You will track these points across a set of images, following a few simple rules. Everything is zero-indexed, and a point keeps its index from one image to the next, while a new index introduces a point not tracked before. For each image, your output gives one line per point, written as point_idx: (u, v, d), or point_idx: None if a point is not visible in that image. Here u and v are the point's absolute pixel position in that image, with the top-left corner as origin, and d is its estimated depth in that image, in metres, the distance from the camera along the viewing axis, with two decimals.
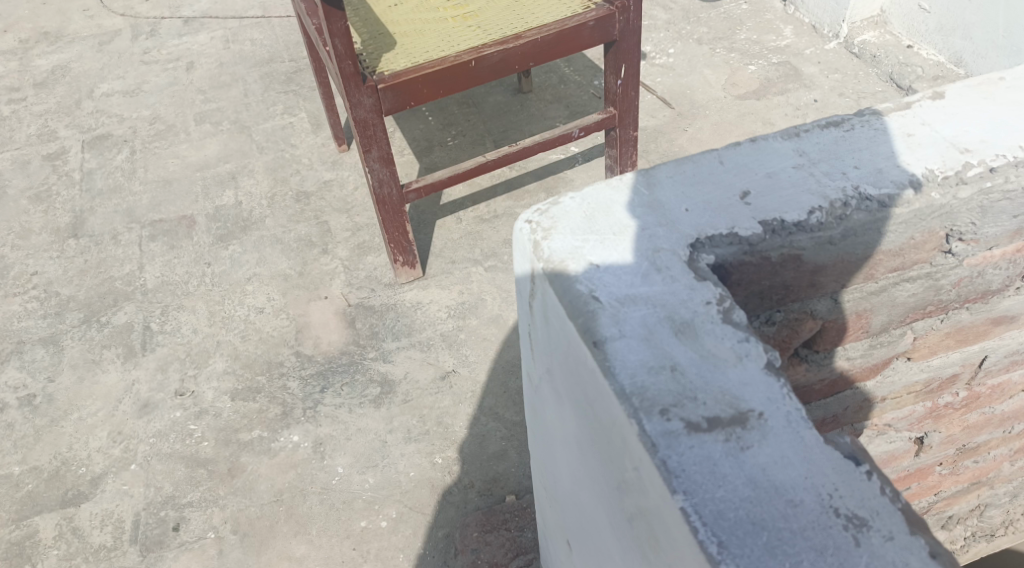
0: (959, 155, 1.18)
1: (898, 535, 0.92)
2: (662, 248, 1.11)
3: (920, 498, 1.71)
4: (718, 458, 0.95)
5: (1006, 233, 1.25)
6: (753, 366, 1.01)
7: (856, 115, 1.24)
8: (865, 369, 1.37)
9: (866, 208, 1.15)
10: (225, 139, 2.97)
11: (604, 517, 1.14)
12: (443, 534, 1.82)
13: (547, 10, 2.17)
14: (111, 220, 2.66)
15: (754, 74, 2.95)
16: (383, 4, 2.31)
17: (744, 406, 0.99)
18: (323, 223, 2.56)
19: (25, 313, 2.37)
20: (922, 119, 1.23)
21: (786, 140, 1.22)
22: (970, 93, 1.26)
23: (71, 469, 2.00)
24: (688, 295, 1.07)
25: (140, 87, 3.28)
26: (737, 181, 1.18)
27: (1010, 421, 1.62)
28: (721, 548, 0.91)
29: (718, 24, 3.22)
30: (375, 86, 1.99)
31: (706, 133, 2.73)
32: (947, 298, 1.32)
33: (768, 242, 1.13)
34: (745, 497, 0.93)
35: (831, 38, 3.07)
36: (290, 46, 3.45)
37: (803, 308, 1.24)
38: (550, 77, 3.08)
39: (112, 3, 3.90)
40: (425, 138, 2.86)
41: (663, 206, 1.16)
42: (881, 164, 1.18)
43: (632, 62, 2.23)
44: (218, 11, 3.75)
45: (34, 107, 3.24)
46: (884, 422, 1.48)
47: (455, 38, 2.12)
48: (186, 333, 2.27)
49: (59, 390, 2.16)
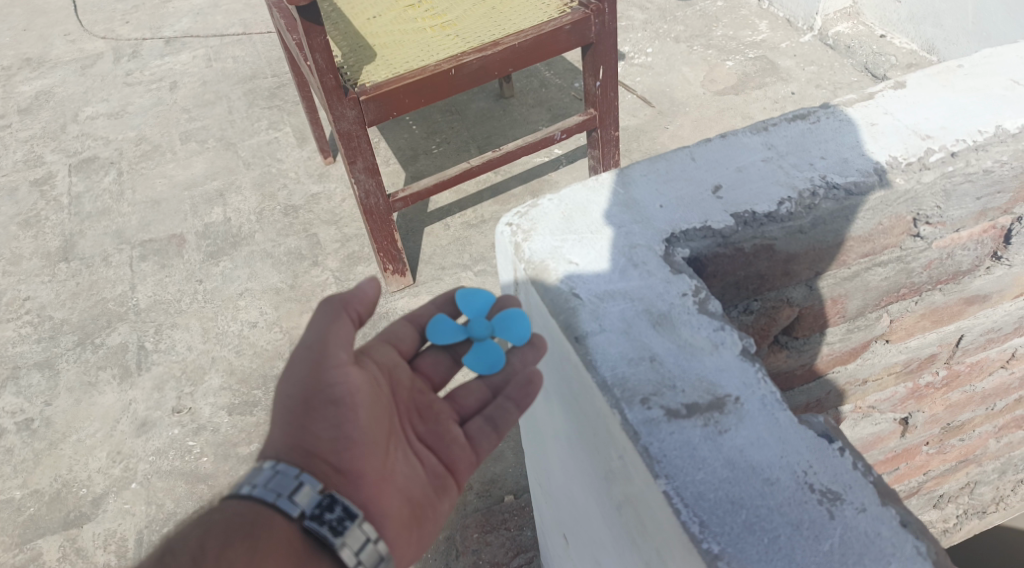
0: (921, 141, 1.23)
1: (869, 506, 0.96)
2: (638, 245, 1.15)
3: (909, 478, 1.75)
4: (697, 442, 0.99)
5: (971, 215, 1.30)
6: (728, 353, 1.05)
7: (820, 107, 1.28)
8: (845, 353, 1.40)
9: (833, 197, 1.19)
10: (212, 157, 3.00)
11: (596, 508, 1.17)
12: (444, 536, 1.87)
13: (523, 16, 2.21)
14: (101, 242, 2.69)
15: (732, 69, 2.99)
16: (362, 17, 2.34)
17: (720, 392, 1.03)
18: (313, 236, 2.60)
19: (19, 338, 2.40)
20: (884, 108, 1.28)
21: (755, 135, 1.26)
22: (930, 81, 1.31)
23: (72, 490, 2.02)
24: (665, 288, 1.11)
25: (125, 109, 3.31)
26: (709, 176, 1.22)
27: (992, 398, 1.66)
28: (702, 527, 0.95)
29: (694, 22, 3.27)
30: (357, 99, 2.03)
31: (687, 129, 2.77)
32: (920, 281, 1.35)
33: (740, 234, 1.17)
34: (724, 478, 0.97)
35: (806, 31, 3.12)
36: (272, 62, 3.48)
37: (780, 296, 1.28)
38: (531, 81, 3.12)
39: (93, 27, 3.93)
40: (410, 146, 2.90)
41: (639, 203, 1.20)
42: (846, 154, 1.23)
43: (609, 64, 2.27)
44: (199, 30, 3.78)
45: (20, 133, 3.26)
46: (867, 404, 1.52)
47: (434, 48, 2.15)
48: (181, 350, 2.30)
49: (57, 413, 2.19)
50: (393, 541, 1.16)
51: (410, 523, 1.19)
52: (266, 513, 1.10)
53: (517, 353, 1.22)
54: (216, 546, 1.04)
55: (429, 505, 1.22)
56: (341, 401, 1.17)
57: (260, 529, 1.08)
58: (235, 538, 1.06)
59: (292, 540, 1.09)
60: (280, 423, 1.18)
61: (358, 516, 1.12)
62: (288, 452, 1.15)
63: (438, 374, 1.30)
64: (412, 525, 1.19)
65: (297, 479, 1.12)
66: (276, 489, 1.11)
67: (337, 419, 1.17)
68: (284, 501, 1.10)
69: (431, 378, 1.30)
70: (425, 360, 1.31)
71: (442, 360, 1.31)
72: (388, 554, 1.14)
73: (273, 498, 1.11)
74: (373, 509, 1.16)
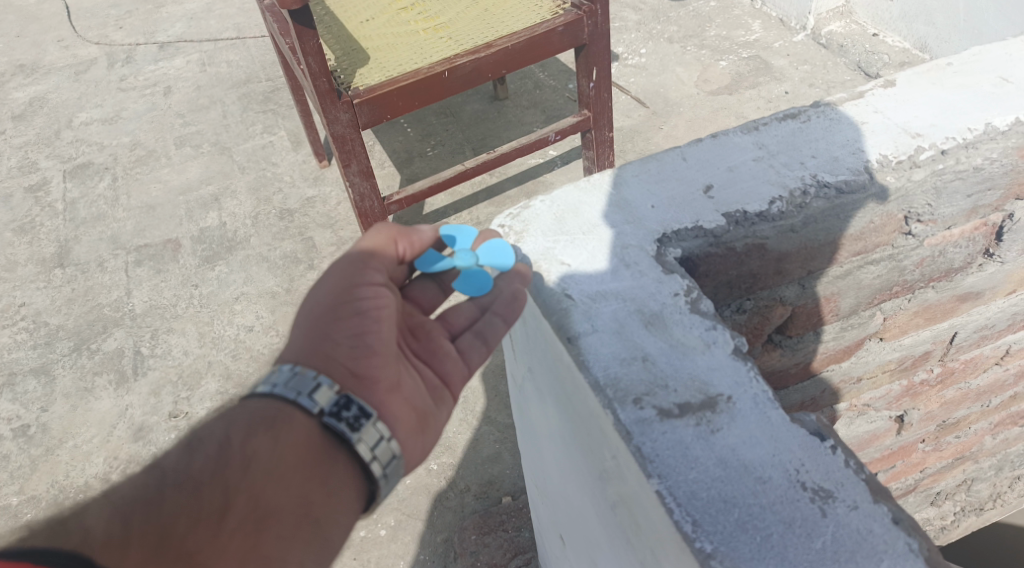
0: (911, 139, 1.24)
1: (861, 504, 0.96)
2: (630, 245, 1.15)
3: (905, 476, 1.75)
4: (689, 442, 1.00)
5: (962, 213, 1.30)
6: (720, 353, 1.06)
7: (811, 106, 1.29)
8: (839, 351, 1.41)
9: (824, 195, 1.19)
10: (207, 162, 3.00)
11: (591, 508, 1.17)
12: (442, 538, 1.87)
13: (516, 17, 2.22)
14: (97, 248, 2.69)
15: (726, 69, 2.99)
16: (355, 20, 2.34)
17: (713, 391, 1.03)
18: (308, 240, 2.60)
19: (15, 345, 2.40)
20: (874, 107, 1.28)
21: (746, 134, 1.26)
22: (919, 79, 1.31)
23: (68, 496, 2.02)
24: (657, 288, 1.11)
25: (119, 114, 3.30)
26: (700, 175, 1.22)
27: (987, 395, 1.66)
28: (695, 526, 0.95)
29: (688, 22, 3.27)
30: (351, 102, 2.03)
31: (681, 129, 2.78)
32: (912, 278, 1.36)
33: (732, 233, 1.17)
34: (716, 477, 0.98)
35: (799, 30, 3.13)
36: (266, 66, 3.48)
37: (772, 295, 1.29)
38: (525, 83, 3.13)
39: (86, 33, 3.93)
40: (405, 149, 2.90)
41: (631, 204, 1.20)
42: (837, 152, 1.23)
43: (602, 65, 2.27)
44: (192, 35, 3.78)
45: (13, 139, 3.26)
46: (862, 402, 1.52)
47: (427, 50, 2.16)
48: (178, 355, 2.30)
49: (53, 419, 2.19)
50: (404, 444, 1.15)
51: (419, 430, 1.17)
52: (286, 411, 1.10)
53: (503, 278, 1.15)
54: (240, 438, 1.07)
55: (434, 413, 1.20)
56: (367, 313, 1.16)
57: (281, 423, 1.09)
58: (257, 430, 1.08)
59: (311, 435, 1.09)
60: (300, 330, 1.16)
61: (374, 415, 1.11)
62: (306, 356, 1.13)
63: (427, 300, 1.28)
64: (420, 431, 1.17)
65: (315, 380, 1.11)
66: (295, 388, 1.10)
67: (359, 328, 1.15)
68: (303, 399, 1.10)
69: (420, 303, 1.27)
70: (414, 288, 1.28)
71: (430, 287, 1.28)
72: (400, 454, 1.13)
73: (293, 397, 1.10)
74: (387, 412, 1.14)
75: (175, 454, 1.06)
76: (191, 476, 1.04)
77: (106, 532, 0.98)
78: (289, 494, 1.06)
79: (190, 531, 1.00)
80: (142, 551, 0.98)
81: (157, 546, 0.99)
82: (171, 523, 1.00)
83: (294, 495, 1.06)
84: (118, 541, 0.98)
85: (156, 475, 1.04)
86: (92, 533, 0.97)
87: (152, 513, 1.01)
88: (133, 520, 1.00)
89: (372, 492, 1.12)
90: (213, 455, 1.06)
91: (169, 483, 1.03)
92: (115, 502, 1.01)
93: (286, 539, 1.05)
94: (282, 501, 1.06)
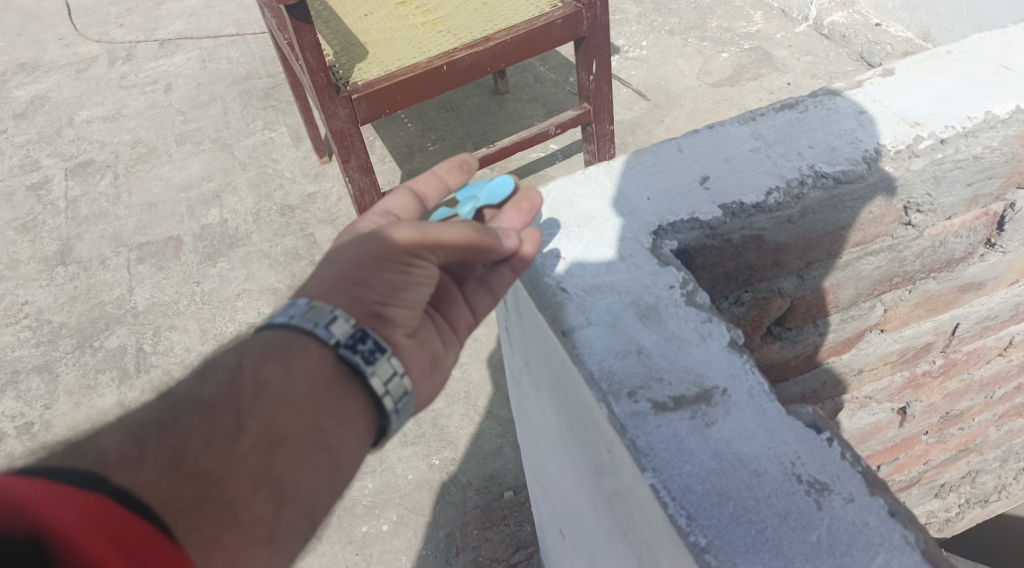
0: (910, 128, 1.23)
1: (857, 497, 0.96)
2: (624, 238, 1.15)
3: (909, 468, 1.74)
4: (684, 435, 0.99)
5: (962, 202, 1.29)
6: (715, 345, 1.05)
7: (809, 96, 1.28)
8: (839, 343, 1.40)
9: (822, 185, 1.18)
10: (207, 159, 2.99)
11: (588, 502, 1.17)
12: (444, 533, 1.87)
13: (515, 11, 2.20)
14: (98, 245, 2.69)
15: (727, 61, 2.98)
16: (354, 15, 2.33)
17: (708, 384, 1.02)
18: (309, 236, 2.59)
19: (18, 343, 2.40)
20: (872, 96, 1.27)
21: (743, 125, 1.26)
22: (918, 67, 1.30)
23: None
24: (652, 280, 1.10)
25: (120, 112, 3.30)
26: (696, 167, 1.21)
27: (991, 386, 1.65)
28: (690, 520, 0.94)
29: (689, 14, 3.25)
30: (349, 97, 2.02)
31: (682, 122, 2.76)
32: (912, 269, 1.34)
33: (728, 225, 1.17)
34: (711, 470, 0.97)
35: (801, 20, 3.11)
36: (266, 62, 3.47)
37: (771, 287, 1.28)
38: (525, 76, 3.12)
39: (87, 31, 3.92)
40: (405, 144, 2.89)
41: (626, 196, 1.19)
42: (835, 142, 1.22)
43: (601, 57, 2.25)
44: (193, 31, 3.78)
45: (15, 138, 3.26)
46: (863, 394, 1.51)
47: (426, 45, 2.15)
48: (180, 351, 2.30)
49: (56, 416, 2.18)
50: (415, 383, 1.10)
51: (428, 373, 1.12)
52: (301, 344, 1.04)
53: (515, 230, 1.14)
54: (253, 366, 1.02)
55: (444, 357, 1.15)
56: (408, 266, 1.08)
57: (294, 354, 1.04)
58: (270, 359, 1.03)
59: (325, 367, 1.04)
60: (335, 263, 1.09)
61: (389, 350, 1.06)
62: (330, 290, 1.07)
63: None
64: (431, 374, 1.12)
65: (333, 315, 1.05)
66: (313, 320, 1.05)
67: (395, 277, 1.08)
68: (320, 331, 1.04)
69: None
70: None
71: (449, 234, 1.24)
72: (413, 390, 1.08)
73: (310, 328, 1.04)
74: (402, 351, 1.09)
75: (188, 382, 1.02)
76: (203, 401, 1.00)
77: (121, 453, 0.95)
78: (302, 421, 1.01)
79: (203, 453, 0.96)
80: (157, 471, 0.94)
81: (170, 467, 0.95)
82: (185, 444, 0.97)
83: (306, 423, 1.01)
84: (132, 461, 0.94)
85: (168, 401, 1.00)
86: (106, 454, 0.94)
87: (165, 435, 0.97)
88: (147, 440, 0.96)
89: (383, 426, 1.07)
90: (225, 383, 1.01)
91: (182, 407, 0.99)
92: (128, 425, 0.98)
93: (300, 464, 1.00)
94: (295, 427, 1.01)
